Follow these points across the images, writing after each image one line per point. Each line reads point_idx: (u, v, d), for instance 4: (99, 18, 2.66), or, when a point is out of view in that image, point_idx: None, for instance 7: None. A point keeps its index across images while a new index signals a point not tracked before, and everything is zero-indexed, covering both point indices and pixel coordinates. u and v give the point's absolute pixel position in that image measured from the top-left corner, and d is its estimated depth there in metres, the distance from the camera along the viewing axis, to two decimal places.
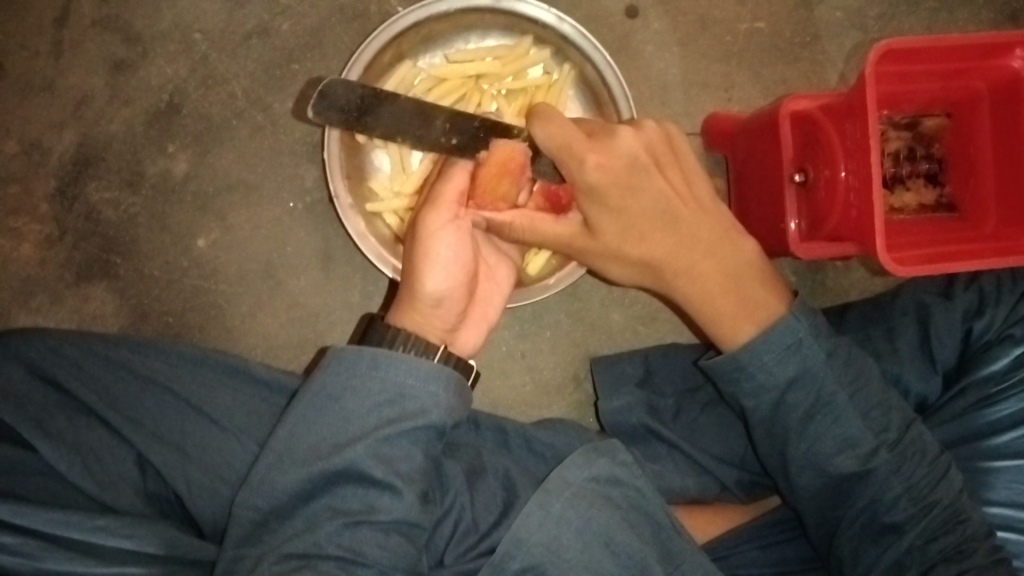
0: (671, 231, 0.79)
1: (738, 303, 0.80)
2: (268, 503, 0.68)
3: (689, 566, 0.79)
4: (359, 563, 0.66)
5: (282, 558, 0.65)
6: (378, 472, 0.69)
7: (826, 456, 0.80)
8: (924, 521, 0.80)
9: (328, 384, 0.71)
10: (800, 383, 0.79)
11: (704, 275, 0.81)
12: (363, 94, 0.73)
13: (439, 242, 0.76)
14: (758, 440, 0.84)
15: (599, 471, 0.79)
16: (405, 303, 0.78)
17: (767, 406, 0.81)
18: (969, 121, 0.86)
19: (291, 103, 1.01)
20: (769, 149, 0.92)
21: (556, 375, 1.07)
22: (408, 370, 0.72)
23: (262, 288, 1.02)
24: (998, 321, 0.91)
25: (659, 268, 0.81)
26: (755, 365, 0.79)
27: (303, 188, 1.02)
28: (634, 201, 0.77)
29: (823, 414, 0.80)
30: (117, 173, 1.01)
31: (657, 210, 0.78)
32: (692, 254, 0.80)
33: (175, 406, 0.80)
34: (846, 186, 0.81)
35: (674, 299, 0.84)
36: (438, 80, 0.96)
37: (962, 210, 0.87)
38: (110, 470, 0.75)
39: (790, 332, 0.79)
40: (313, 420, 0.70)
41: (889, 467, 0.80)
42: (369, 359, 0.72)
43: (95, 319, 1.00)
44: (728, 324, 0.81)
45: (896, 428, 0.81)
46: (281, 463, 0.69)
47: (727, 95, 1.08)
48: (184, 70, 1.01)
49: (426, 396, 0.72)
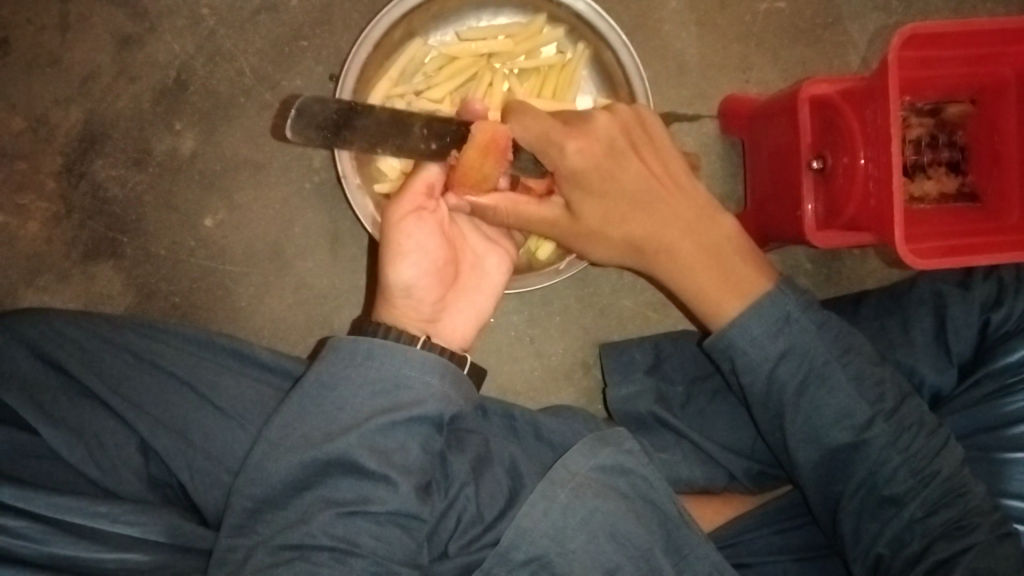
0: (649, 211, 0.79)
1: (721, 279, 0.81)
2: (265, 490, 0.67)
3: (697, 558, 0.77)
4: (353, 553, 0.66)
5: (276, 548, 0.65)
6: (372, 463, 0.68)
7: (822, 427, 0.79)
8: (924, 493, 0.77)
9: (323, 373, 0.71)
10: (792, 356, 0.79)
11: (684, 253, 0.81)
12: (339, 108, 0.75)
13: (403, 233, 0.75)
14: (758, 416, 0.83)
15: (605, 460, 0.79)
16: (386, 294, 0.77)
17: (761, 383, 0.80)
18: (994, 107, 0.83)
19: (299, 80, 1.00)
20: (787, 133, 0.90)
21: (565, 361, 1.05)
22: (403, 361, 0.71)
23: (270, 269, 1.01)
24: (1018, 311, 0.90)
25: (640, 247, 0.81)
26: (750, 340, 0.79)
27: (311, 168, 1.00)
28: (612, 183, 0.77)
29: (816, 385, 0.79)
30: (124, 150, 0.99)
31: (637, 190, 0.78)
32: (671, 233, 0.80)
33: (178, 390, 0.79)
34: (864, 174, 0.79)
35: (658, 278, 0.84)
36: (450, 59, 0.94)
37: (984, 200, 0.85)
38: (113, 456, 0.75)
39: (778, 305, 0.79)
40: (307, 409, 0.70)
41: (886, 438, 0.78)
42: (364, 348, 0.71)
43: (102, 298, 0.99)
44: (713, 301, 0.81)
45: (891, 399, 0.79)
46: (275, 452, 0.68)
47: (745, 76, 1.05)
48: (191, 47, 0.99)
49: (421, 386, 0.72)
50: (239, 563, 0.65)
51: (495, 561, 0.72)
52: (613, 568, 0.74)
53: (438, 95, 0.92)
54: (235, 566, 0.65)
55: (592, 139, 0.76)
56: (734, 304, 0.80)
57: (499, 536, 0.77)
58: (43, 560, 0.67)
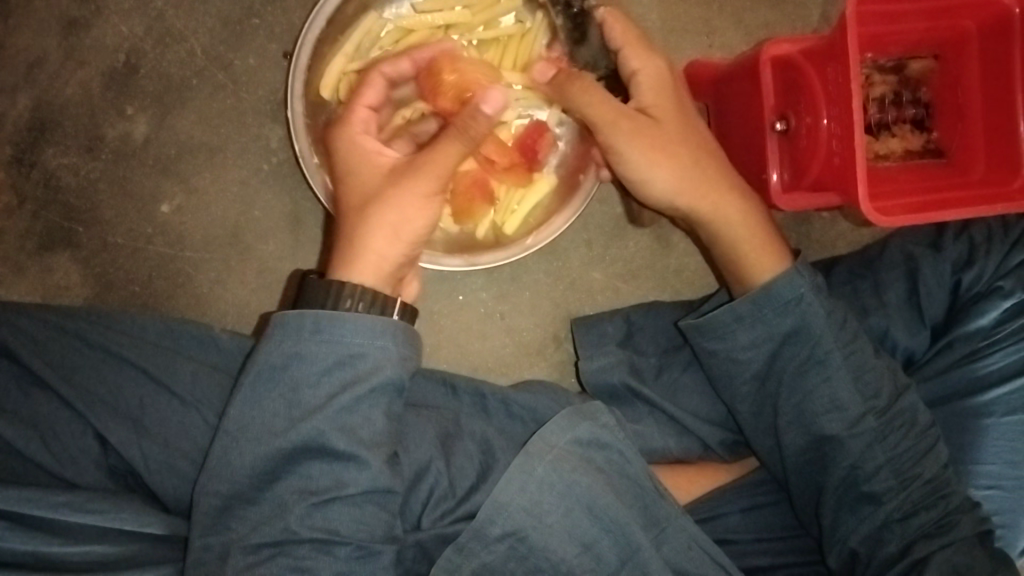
0: (709, 150, 0.81)
1: (771, 238, 0.81)
2: (233, 486, 0.66)
3: (674, 531, 0.78)
4: (336, 542, 0.66)
5: (254, 547, 0.65)
6: (341, 443, 0.67)
7: (814, 415, 0.78)
8: (904, 494, 0.78)
9: (272, 355, 0.68)
10: (796, 337, 0.77)
11: (737, 200, 0.81)
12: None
13: (410, 210, 0.73)
14: (743, 397, 0.81)
15: (581, 433, 0.78)
16: (350, 256, 0.73)
17: (762, 359, 0.79)
18: (958, 61, 0.82)
19: (251, 60, 0.97)
20: (750, 96, 0.88)
21: (537, 336, 1.04)
22: (354, 330, 0.68)
23: (231, 254, 0.98)
24: (988, 272, 0.89)
25: (702, 180, 0.80)
26: (754, 315, 0.78)
27: (269, 149, 0.98)
28: (686, 109, 0.82)
29: (815, 371, 0.78)
30: (75, 137, 0.97)
31: (701, 127, 0.82)
32: (728, 178, 0.81)
33: (136, 378, 0.78)
34: (827, 134, 0.78)
35: (705, 228, 0.82)
36: (406, 32, 0.91)
37: (950, 156, 0.83)
38: (69, 446, 0.74)
39: (793, 286, 0.77)
40: (261, 397, 0.67)
41: (874, 435, 0.77)
42: (311, 322, 0.68)
43: (59, 290, 0.97)
44: (766, 250, 0.80)
45: (886, 396, 0.78)
46: (236, 446, 0.66)
47: (708, 40, 1.03)
48: (139, 28, 0.97)
49: (375, 354, 0.69)
50: (216, 564, 0.65)
51: (471, 536, 0.72)
52: (590, 542, 0.75)
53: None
54: (214, 566, 0.65)
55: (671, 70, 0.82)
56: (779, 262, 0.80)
57: (472, 510, 0.78)
58: (18, 557, 0.67)
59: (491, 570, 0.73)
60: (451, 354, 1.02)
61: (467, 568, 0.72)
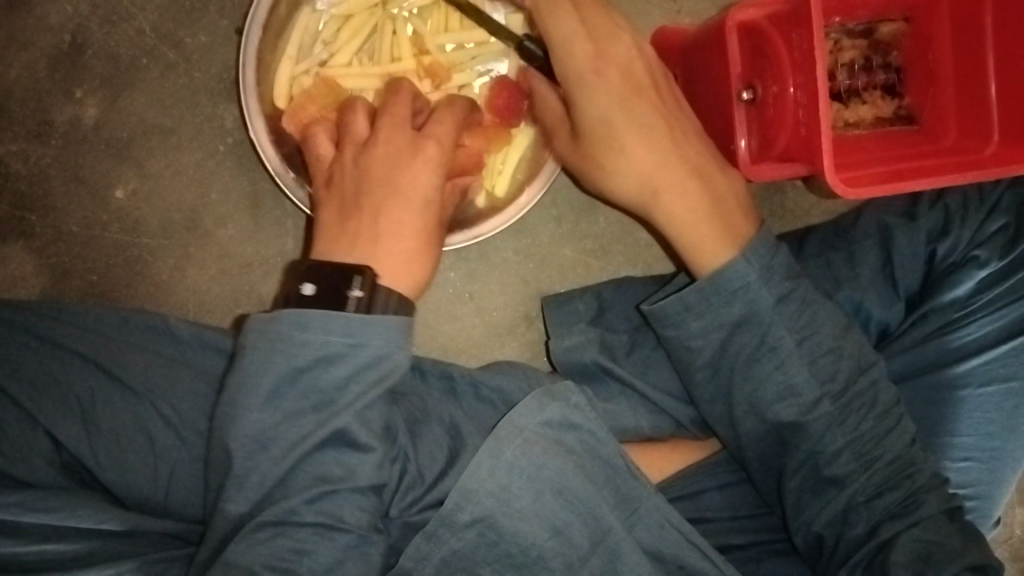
0: (651, 145, 0.76)
1: (719, 227, 0.77)
2: (260, 490, 0.64)
3: (646, 511, 0.77)
4: (338, 528, 0.64)
5: (257, 526, 0.62)
6: (362, 435, 0.66)
7: (767, 403, 0.76)
8: (865, 476, 0.77)
9: (294, 357, 0.64)
10: (746, 326, 0.75)
11: (682, 191, 0.77)
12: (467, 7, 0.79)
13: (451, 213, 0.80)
14: (699, 383, 0.79)
15: (552, 415, 0.75)
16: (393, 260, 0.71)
17: (714, 347, 0.76)
18: (929, 24, 0.79)
19: (203, 37, 0.94)
20: (716, 64, 0.85)
21: (507, 316, 1.02)
22: (383, 333, 0.66)
23: (188, 240, 0.96)
24: (964, 241, 0.87)
25: (641, 177, 0.77)
26: (703, 304, 0.75)
27: (224, 129, 0.95)
28: (625, 107, 0.74)
29: (767, 359, 0.75)
30: (22, 123, 0.94)
31: (645, 120, 0.75)
32: (674, 169, 0.76)
33: (86, 373, 0.76)
34: (795, 103, 0.75)
35: (652, 216, 0.80)
36: (345, 19, 0.85)
37: (921, 122, 0.81)
38: (17, 443, 0.72)
39: (738, 276, 0.74)
40: (280, 398, 0.64)
41: (830, 420, 0.76)
42: (343, 324, 0.65)
43: (15, 282, 0.94)
44: (707, 246, 0.76)
45: (843, 378, 0.76)
46: (257, 446, 0.63)
47: (676, 6, 1.00)
48: (85, 6, 0.93)
49: (399, 353, 0.67)
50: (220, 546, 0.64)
51: (440, 523, 0.70)
52: (560, 526, 0.73)
53: (341, 63, 0.85)
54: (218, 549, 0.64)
55: (602, 63, 0.72)
56: (720, 256, 0.76)
57: (441, 497, 0.77)
58: None
59: (462, 557, 0.71)
60: (420, 337, 1.00)
61: (437, 556, 0.70)
